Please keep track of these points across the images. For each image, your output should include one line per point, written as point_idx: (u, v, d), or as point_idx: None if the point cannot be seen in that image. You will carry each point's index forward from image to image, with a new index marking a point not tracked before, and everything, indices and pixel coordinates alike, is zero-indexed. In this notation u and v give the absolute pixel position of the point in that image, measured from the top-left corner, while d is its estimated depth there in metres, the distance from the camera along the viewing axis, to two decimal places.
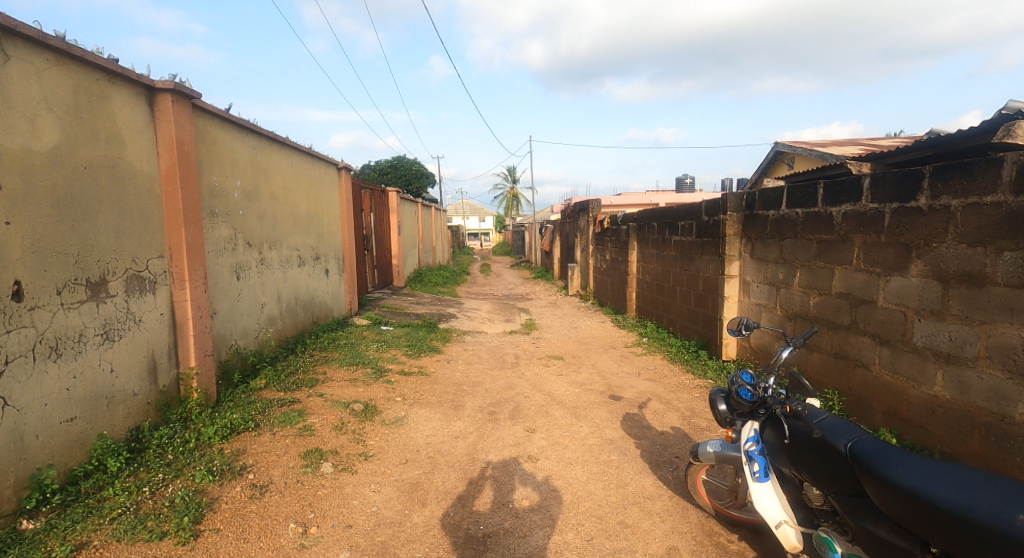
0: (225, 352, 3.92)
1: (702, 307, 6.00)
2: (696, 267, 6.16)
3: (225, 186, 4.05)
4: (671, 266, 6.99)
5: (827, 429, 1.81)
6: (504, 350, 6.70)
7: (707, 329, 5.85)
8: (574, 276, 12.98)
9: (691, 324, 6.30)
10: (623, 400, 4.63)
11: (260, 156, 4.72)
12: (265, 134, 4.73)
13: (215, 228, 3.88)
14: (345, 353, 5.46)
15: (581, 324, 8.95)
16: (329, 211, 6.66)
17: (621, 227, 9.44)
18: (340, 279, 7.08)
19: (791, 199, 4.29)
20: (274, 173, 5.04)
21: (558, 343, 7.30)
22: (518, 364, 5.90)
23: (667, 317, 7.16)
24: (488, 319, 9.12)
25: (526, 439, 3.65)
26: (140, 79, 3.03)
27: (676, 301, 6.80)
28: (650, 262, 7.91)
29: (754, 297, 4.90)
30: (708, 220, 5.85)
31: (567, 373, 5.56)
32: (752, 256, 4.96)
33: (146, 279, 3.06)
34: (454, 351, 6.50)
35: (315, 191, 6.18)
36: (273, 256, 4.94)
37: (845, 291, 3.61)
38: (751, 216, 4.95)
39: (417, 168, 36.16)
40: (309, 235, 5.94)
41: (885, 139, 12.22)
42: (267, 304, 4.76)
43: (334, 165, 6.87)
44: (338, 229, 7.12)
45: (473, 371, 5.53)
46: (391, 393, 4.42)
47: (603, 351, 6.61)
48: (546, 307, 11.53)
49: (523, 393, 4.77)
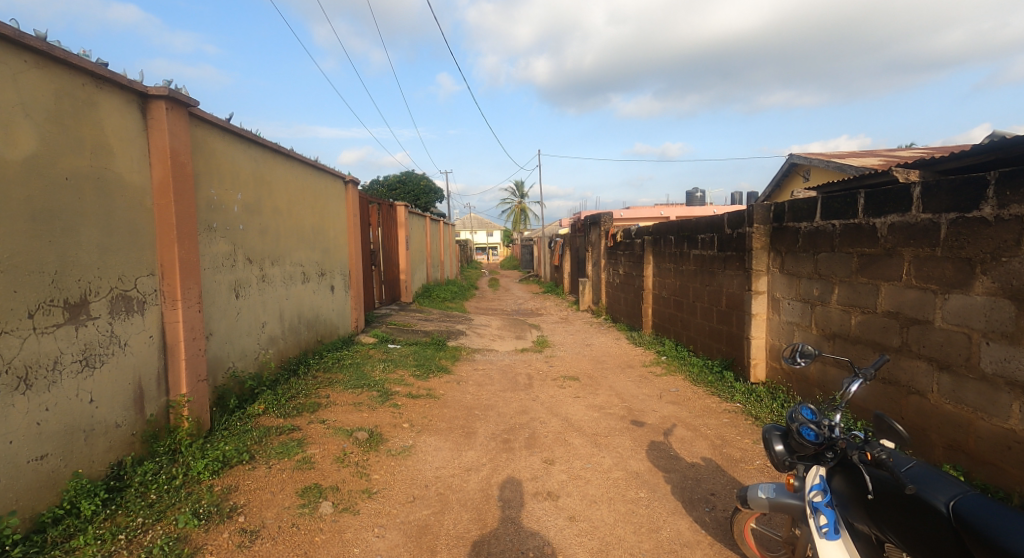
0: (221, 377, 3.67)
1: (726, 324, 5.69)
2: (719, 282, 5.86)
3: (225, 200, 3.84)
4: (690, 281, 6.70)
5: (918, 482, 1.51)
6: (516, 370, 6.40)
7: (732, 348, 5.53)
8: (585, 290, 12.69)
9: (714, 343, 5.98)
10: (646, 426, 4.32)
11: (264, 167, 4.53)
12: (270, 145, 4.54)
13: (213, 243, 3.66)
14: (349, 374, 5.19)
15: (595, 341, 8.64)
16: (335, 225, 6.46)
17: (635, 240, 9.18)
18: (346, 295, 6.84)
19: (826, 210, 4.00)
20: (278, 186, 4.84)
21: (572, 362, 6.99)
22: (532, 385, 5.60)
23: (686, 335, 6.85)
24: (498, 336, 8.83)
25: (544, 472, 3.35)
26: (131, 84, 2.81)
27: (697, 318, 6.49)
28: (667, 277, 7.62)
29: (785, 314, 4.59)
30: (731, 233, 5.56)
31: (583, 395, 5.24)
32: (781, 271, 4.66)
33: (133, 298, 2.82)
34: (463, 371, 6.21)
35: (321, 205, 5.99)
36: (276, 272, 4.71)
37: (893, 309, 3.31)
38: (780, 229, 4.66)
39: (425, 183, 36.19)
40: (314, 250, 5.73)
41: (904, 151, 11.92)
42: (268, 323, 4.51)
43: (341, 178, 6.68)
44: (345, 244, 6.91)
45: (484, 393, 5.23)
46: (398, 419, 4.13)
47: (621, 372, 6.30)
48: (557, 323, 11.23)
49: (539, 418, 4.47)
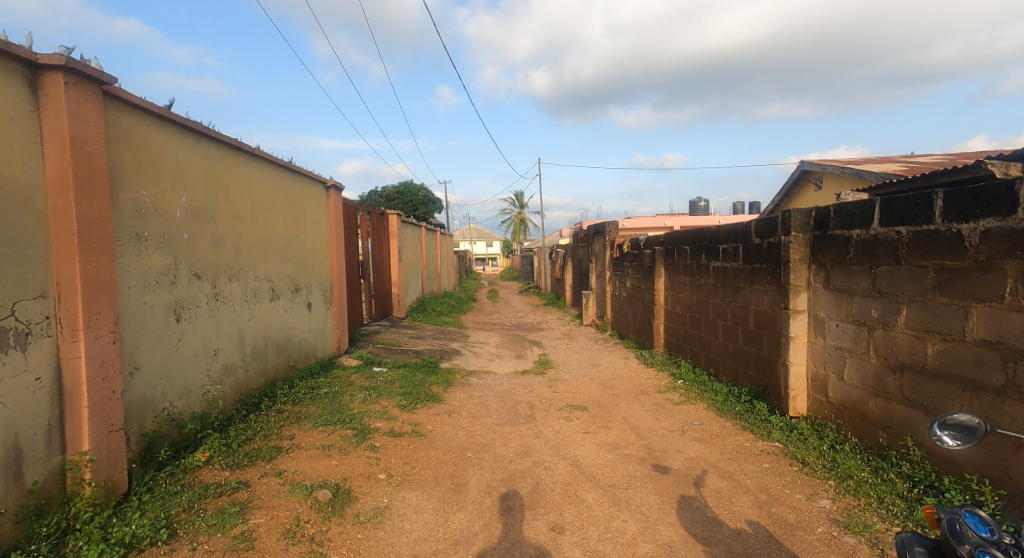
0: (152, 421, 2.96)
1: (755, 347, 5.00)
2: (746, 298, 5.19)
3: (162, 203, 3.17)
4: (710, 296, 6.03)
5: None
6: (516, 397, 5.70)
7: (764, 374, 4.84)
8: (589, 304, 12.04)
9: (741, 367, 5.29)
10: (672, 473, 3.61)
11: (219, 166, 3.85)
12: (225, 140, 3.87)
13: (143, 255, 2.97)
14: (323, 406, 4.48)
15: (602, 361, 7.94)
16: (313, 234, 5.78)
17: (644, 251, 8.52)
18: (325, 312, 6.14)
19: (887, 214, 3.33)
20: (238, 188, 4.16)
21: (578, 386, 6.29)
22: (534, 417, 4.89)
23: (705, 356, 6.16)
24: (497, 355, 8.13)
25: (553, 545, 2.64)
26: (12, 48, 2.15)
27: (719, 338, 5.81)
28: (682, 292, 6.95)
29: (832, 338, 3.90)
30: (760, 243, 4.89)
31: (594, 430, 4.53)
32: (826, 287, 3.98)
33: (8, 331, 2.13)
34: (457, 399, 5.51)
35: (294, 212, 5.31)
36: (234, 289, 4.01)
37: (992, 339, 2.63)
38: (824, 237, 3.99)
39: (423, 193, 35.60)
40: (285, 263, 5.04)
41: (924, 157, 11.34)
42: (224, 350, 3.82)
43: (321, 182, 6.03)
44: (326, 255, 6.24)
45: (480, 429, 4.52)
46: (373, 468, 3.42)
47: (634, 400, 5.60)
48: (560, 339, 10.53)
49: (544, 463, 3.77)
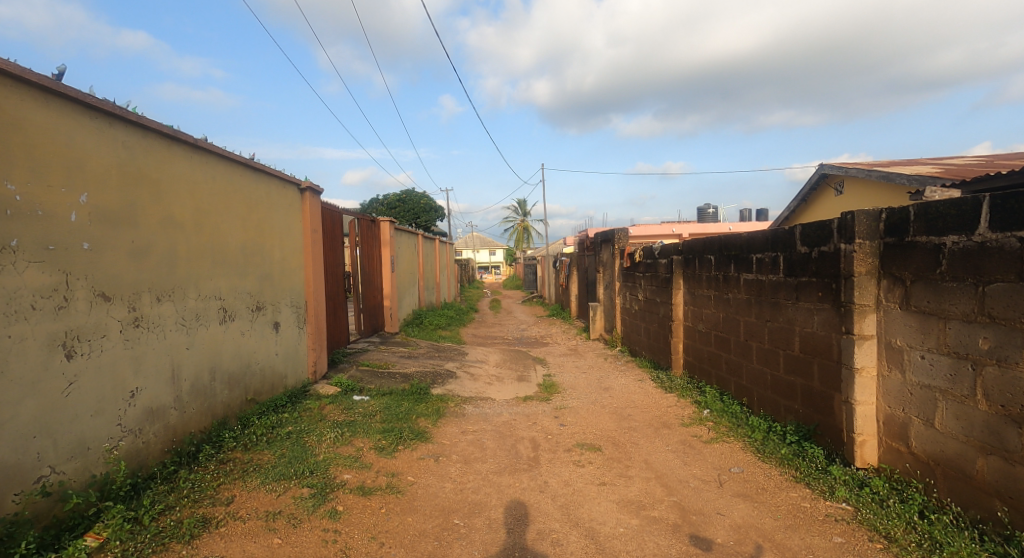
0: (14, 499, 2.17)
1: (803, 377, 4.18)
2: (789, 317, 4.39)
3: (44, 201, 2.38)
4: (742, 314, 5.23)
5: None
6: (517, 434, 4.89)
7: (816, 411, 4.01)
8: (596, 317, 11.24)
9: (784, 400, 4.47)
10: (716, 551, 2.79)
11: (145, 158, 3.08)
12: (152, 126, 3.11)
13: (5, 271, 2.19)
14: (281, 452, 3.68)
15: (613, 384, 7.13)
16: (281, 243, 5.01)
17: (659, 260, 7.74)
18: (297, 334, 5.34)
19: (1001, 216, 2.54)
20: (176, 187, 3.39)
21: (589, 417, 5.48)
22: (538, 463, 4.09)
23: (737, 383, 5.35)
24: (497, 377, 7.32)
25: None
26: None
27: (754, 363, 5.00)
28: (705, 307, 6.15)
29: (915, 373, 3.09)
30: (808, 252, 4.10)
31: (612, 482, 3.72)
32: (904, 308, 3.18)
33: None
34: (447, 437, 4.70)
35: (256, 218, 4.53)
36: (165, 311, 3.22)
37: None
38: (900, 245, 3.20)
39: (425, 201, 34.99)
40: (243, 277, 4.25)
41: (956, 159, 10.51)
42: (148, 389, 3.02)
43: (293, 183, 5.27)
44: (300, 267, 5.47)
45: (472, 481, 3.72)
46: (328, 550, 2.62)
47: (655, 438, 4.78)
48: (567, 356, 9.72)
49: (550, 535, 2.96)
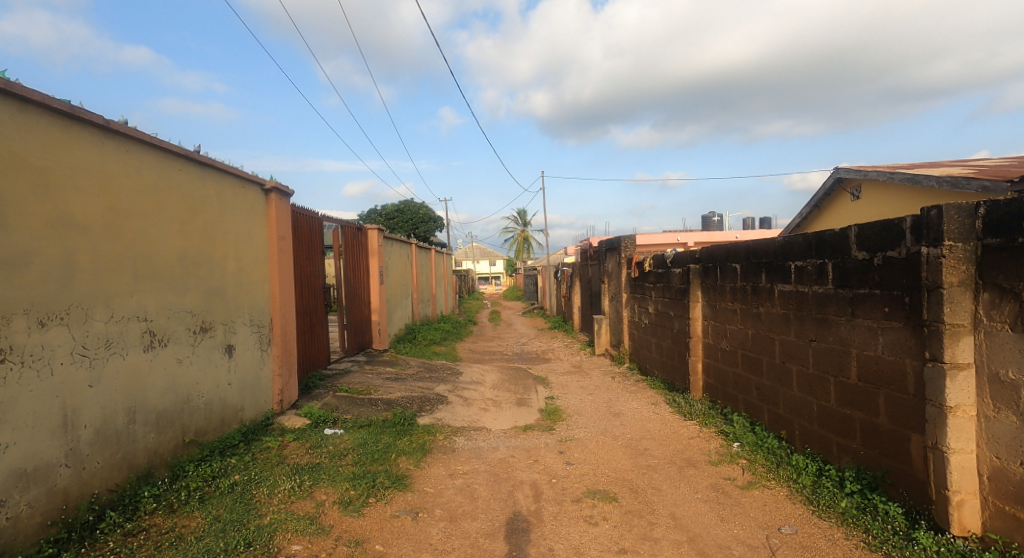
0: None
1: (864, 411, 3.43)
2: (842, 337, 3.65)
3: None
4: (777, 332, 4.48)
5: None
6: (515, 477, 4.11)
7: (883, 454, 3.25)
8: (602, 330, 10.54)
9: (836, 437, 3.70)
10: None
11: (23, 139, 2.36)
12: (34, 98, 2.39)
13: None
14: (218, 513, 2.92)
15: (623, 408, 6.36)
16: (236, 252, 4.26)
17: (672, 270, 7.01)
18: (259, 358, 4.58)
19: None
20: (78, 180, 2.67)
21: (600, 453, 4.70)
22: (540, 521, 3.32)
23: (771, 412, 4.59)
24: (494, 401, 6.55)
25: None
26: None
27: (794, 390, 4.25)
28: (730, 323, 5.41)
29: None
30: (868, 259, 3.38)
31: (634, 550, 2.95)
32: (1017, 329, 2.43)
33: None
34: (432, 482, 3.93)
35: (202, 221, 3.79)
36: (53, 339, 2.47)
37: None
38: (1009, 248, 2.46)
39: (424, 210, 34.40)
40: (181, 292, 3.50)
41: (987, 159, 9.75)
42: (21, 443, 2.27)
43: (253, 182, 4.55)
44: (263, 280, 4.72)
45: (457, 549, 2.94)
46: None
47: (680, 481, 4.01)
48: (571, 374, 8.94)
49: None
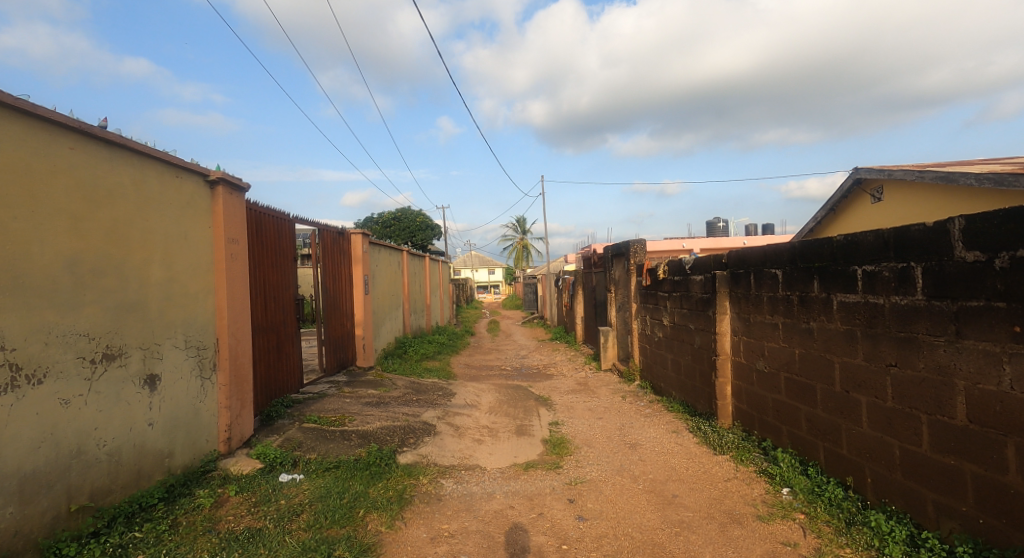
0: None
1: (980, 465, 2.56)
2: (942, 364, 2.79)
3: None
4: (838, 353, 3.62)
5: None
6: (516, 542, 3.22)
7: (1015, 526, 2.40)
8: (608, 343, 9.66)
9: (934, 493, 2.83)
10: None
11: None
12: None
13: None
14: None
15: (640, 438, 5.48)
16: (165, 257, 3.41)
17: (693, 277, 6.15)
18: (197, 389, 3.70)
19: None
20: None
21: (619, 503, 3.82)
22: None
23: (830, 452, 3.72)
24: (490, 430, 5.66)
25: None
26: None
27: (862, 427, 3.38)
28: (769, 340, 4.55)
29: None
30: (984, 261, 2.53)
31: None
32: None
33: None
34: (407, 551, 3.04)
35: (110, 217, 2.95)
36: None
37: None
38: None
39: (421, 218, 33.64)
40: (71, 312, 2.65)
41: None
42: None
43: (190, 171, 3.70)
44: (205, 292, 3.86)
45: None
46: None
47: (726, 547, 3.13)
48: (576, 393, 8.06)
49: None
